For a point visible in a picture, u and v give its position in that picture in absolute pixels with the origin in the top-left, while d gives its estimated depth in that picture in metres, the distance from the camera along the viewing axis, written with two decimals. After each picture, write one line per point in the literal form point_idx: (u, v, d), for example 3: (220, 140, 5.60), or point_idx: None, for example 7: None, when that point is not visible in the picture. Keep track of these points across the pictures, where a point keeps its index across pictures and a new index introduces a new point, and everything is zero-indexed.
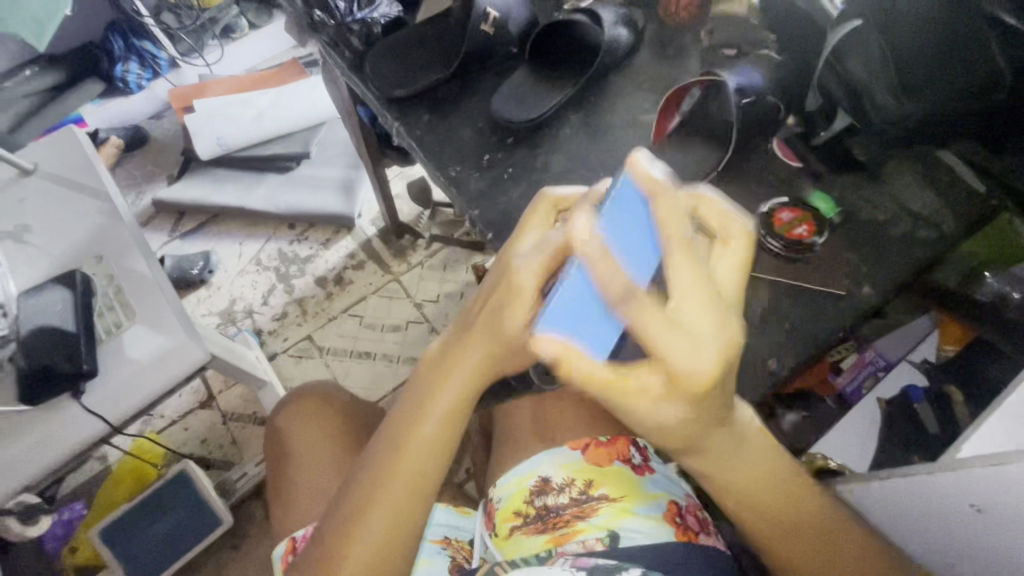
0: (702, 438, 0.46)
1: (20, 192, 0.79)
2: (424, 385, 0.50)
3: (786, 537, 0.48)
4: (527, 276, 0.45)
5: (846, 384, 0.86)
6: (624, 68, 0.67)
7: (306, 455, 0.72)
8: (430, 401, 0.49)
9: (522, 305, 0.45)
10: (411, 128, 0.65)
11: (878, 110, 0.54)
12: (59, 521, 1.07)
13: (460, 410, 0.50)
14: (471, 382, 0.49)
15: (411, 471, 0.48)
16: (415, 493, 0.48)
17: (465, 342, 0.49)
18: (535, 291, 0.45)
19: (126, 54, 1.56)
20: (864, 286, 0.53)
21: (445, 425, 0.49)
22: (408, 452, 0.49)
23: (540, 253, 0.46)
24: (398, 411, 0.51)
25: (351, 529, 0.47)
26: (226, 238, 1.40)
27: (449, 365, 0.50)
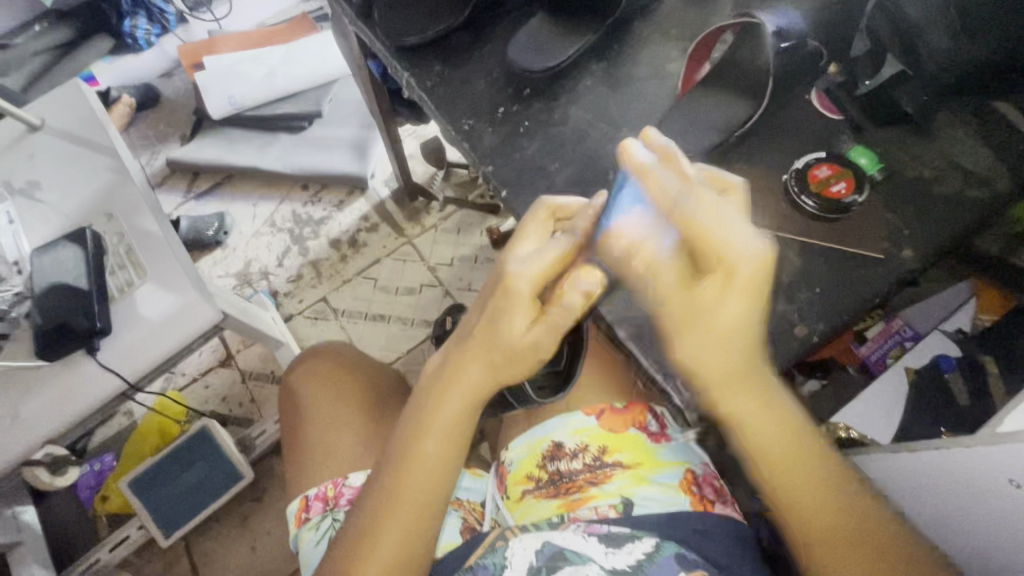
0: (733, 384, 0.44)
1: (30, 148, 0.78)
2: (425, 401, 0.51)
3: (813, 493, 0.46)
4: (521, 282, 0.47)
5: (869, 353, 0.83)
6: (650, 12, 0.62)
7: (317, 421, 0.72)
8: (431, 418, 0.50)
9: (521, 309, 0.47)
10: (422, 79, 0.62)
11: (934, 55, 0.49)
12: (92, 472, 1.11)
13: (462, 423, 0.50)
14: (470, 398, 0.49)
15: (419, 482, 0.50)
16: (423, 502, 0.50)
17: (465, 355, 0.49)
18: (530, 297, 0.47)
19: (134, 8, 1.51)
20: (905, 249, 0.50)
21: (447, 436, 0.50)
22: (415, 462, 0.50)
23: (537, 259, 0.48)
24: (403, 424, 0.52)
25: (368, 532, 0.49)
26: (240, 199, 1.39)
27: (449, 380, 0.50)
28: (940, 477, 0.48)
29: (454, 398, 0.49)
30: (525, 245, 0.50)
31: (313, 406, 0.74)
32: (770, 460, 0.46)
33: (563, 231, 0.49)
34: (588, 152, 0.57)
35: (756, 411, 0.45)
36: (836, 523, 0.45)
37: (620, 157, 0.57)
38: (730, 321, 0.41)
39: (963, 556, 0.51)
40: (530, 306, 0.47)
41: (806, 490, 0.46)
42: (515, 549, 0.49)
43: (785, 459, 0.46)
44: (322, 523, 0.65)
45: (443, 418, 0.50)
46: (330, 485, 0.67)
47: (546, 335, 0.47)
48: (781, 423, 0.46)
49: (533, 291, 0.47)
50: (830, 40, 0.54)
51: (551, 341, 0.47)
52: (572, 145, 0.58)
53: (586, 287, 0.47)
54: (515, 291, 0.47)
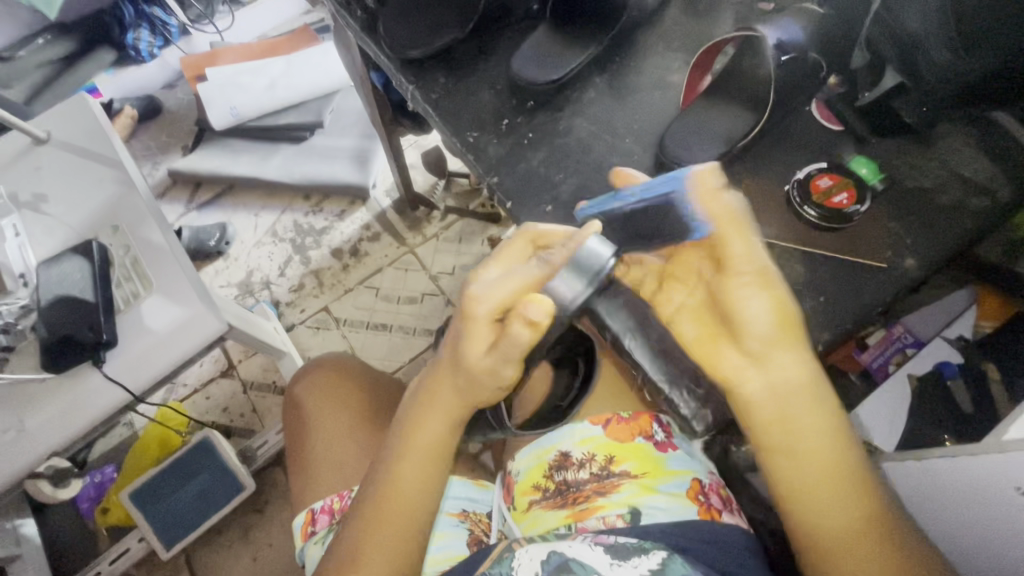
0: (775, 359, 0.43)
1: (36, 161, 0.78)
2: (408, 419, 0.52)
3: (821, 490, 0.43)
4: (481, 306, 0.46)
5: (871, 360, 0.83)
6: (652, 24, 0.63)
7: (313, 435, 0.73)
8: (413, 436, 0.51)
9: (477, 334, 0.46)
10: (427, 92, 0.63)
11: (933, 66, 0.49)
12: (92, 484, 1.10)
13: (444, 442, 0.51)
14: (444, 425, 0.50)
15: (401, 513, 0.50)
16: (406, 521, 0.50)
17: (439, 378, 0.50)
18: (489, 318, 0.46)
19: (137, 21, 1.52)
20: (908, 258, 0.50)
21: (429, 456, 0.50)
22: (399, 478, 0.50)
23: (502, 284, 0.47)
24: (388, 440, 0.53)
25: (353, 559, 0.49)
26: (241, 209, 1.40)
27: (429, 398, 0.51)
28: (947, 484, 0.48)
29: (429, 426, 0.50)
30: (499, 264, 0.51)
31: (314, 424, 0.73)
32: (784, 451, 0.44)
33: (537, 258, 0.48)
34: (593, 163, 0.58)
35: (816, 423, 0.44)
36: (843, 515, 0.43)
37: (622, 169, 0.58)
38: (755, 312, 0.43)
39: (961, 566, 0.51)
40: (490, 325, 0.47)
41: (820, 483, 0.43)
42: (521, 560, 0.48)
43: (827, 484, 0.43)
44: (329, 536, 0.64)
45: (424, 436, 0.50)
46: (335, 497, 0.67)
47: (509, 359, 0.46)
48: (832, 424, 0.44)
49: (493, 314, 0.47)
50: (828, 49, 0.55)
51: (508, 367, 0.47)
52: (576, 156, 0.58)
53: (533, 317, 0.44)
54: (474, 312, 0.47)
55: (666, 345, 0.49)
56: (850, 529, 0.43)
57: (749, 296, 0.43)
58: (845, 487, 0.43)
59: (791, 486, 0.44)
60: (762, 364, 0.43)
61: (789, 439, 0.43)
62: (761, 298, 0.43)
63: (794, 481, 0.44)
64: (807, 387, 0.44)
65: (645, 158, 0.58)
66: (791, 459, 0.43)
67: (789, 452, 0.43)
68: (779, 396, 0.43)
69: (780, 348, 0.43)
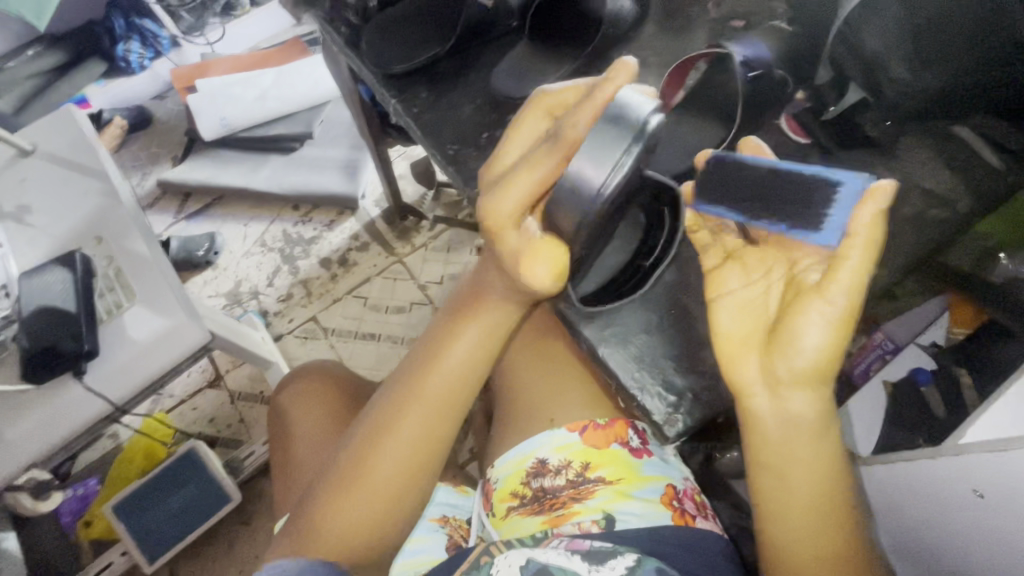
0: (798, 392, 0.43)
1: (22, 172, 0.79)
2: (442, 336, 0.57)
3: (801, 519, 0.45)
4: (502, 211, 0.48)
5: (854, 368, 0.86)
6: (630, 39, 0.64)
7: (314, 404, 0.75)
8: (444, 352, 0.56)
9: (508, 240, 0.50)
10: (409, 106, 0.64)
11: (893, 84, 0.52)
12: (75, 496, 1.10)
13: (471, 363, 0.56)
14: (479, 336, 0.56)
15: (425, 417, 0.55)
16: (429, 426, 0.55)
17: (474, 299, 0.57)
18: (514, 220, 0.49)
19: (127, 34, 1.54)
20: (872, 267, 0.52)
21: (457, 373, 0.56)
22: (428, 387, 0.55)
23: (515, 182, 0.48)
24: (421, 354, 0.58)
25: (370, 449, 0.54)
26: (230, 219, 1.40)
27: (464, 316, 0.57)
28: (910, 488, 0.49)
29: (465, 339, 0.56)
30: (525, 138, 0.51)
31: (311, 407, 0.75)
32: (773, 476, 0.45)
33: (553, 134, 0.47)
34: None
35: (816, 456, 0.44)
36: (813, 545, 0.45)
37: None
38: (809, 343, 0.41)
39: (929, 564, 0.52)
40: (518, 229, 0.50)
41: (802, 513, 0.45)
42: (500, 565, 0.49)
43: (808, 515, 0.45)
44: None
45: (455, 353, 0.56)
46: None
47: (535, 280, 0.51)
48: (831, 463, 0.44)
49: (516, 212, 0.48)
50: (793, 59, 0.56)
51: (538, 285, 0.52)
52: None
53: (551, 255, 0.46)
54: (501, 217, 0.49)
55: (640, 353, 0.50)
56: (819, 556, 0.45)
57: (810, 326, 0.41)
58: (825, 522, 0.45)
59: (771, 509, 0.46)
60: (778, 395, 0.43)
61: (780, 462, 0.45)
62: (820, 330, 0.41)
63: (774, 503, 0.45)
64: (822, 425, 0.44)
65: None
66: (779, 487, 0.45)
67: (780, 478, 0.45)
68: (787, 430, 0.44)
69: (805, 386, 0.42)
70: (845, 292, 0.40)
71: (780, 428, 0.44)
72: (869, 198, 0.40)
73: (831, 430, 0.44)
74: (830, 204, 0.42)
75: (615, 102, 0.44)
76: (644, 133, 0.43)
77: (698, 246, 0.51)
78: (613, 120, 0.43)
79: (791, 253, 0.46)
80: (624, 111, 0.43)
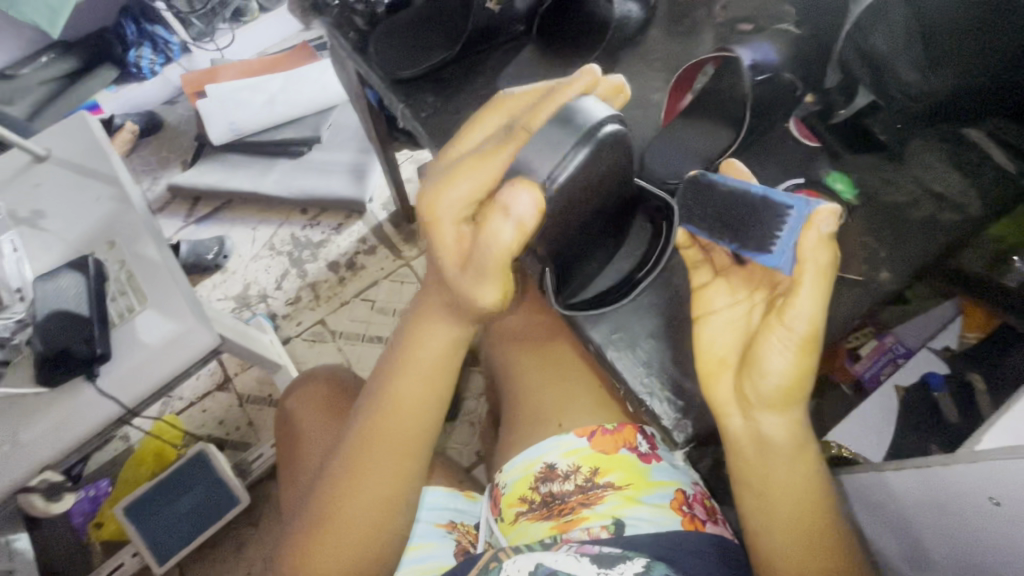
0: (771, 413, 0.44)
1: (36, 178, 0.80)
2: (398, 356, 0.55)
3: (786, 531, 0.46)
4: (444, 211, 0.46)
5: (863, 371, 0.83)
6: (636, 44, 0.65)
7: (310, 413, 0.75)
8: (403, 372, 0.54)
9: (444, 236, 0.47)
10: (416, 111, 0.64)
11: (902, 87, 0.51)
12: (86, 498, 1.11)
13: (433, 378, 0.54)
14: (439, 350, 0.54)
15: (389, 451, 0.54)
16: (399, 449, 0.54)
17: (428, 312, 0.54)
18: (454, 216, 0.46)
19: (139, 40, 1.56)
20: (882, 270, 0.51)
21: (420, 393, 0.54)
22: (392, 411, 0.54)
23: (457, 177, 0.45)
24: (380, 375, 0.56)
25: (345, 482, 0.54)
26: (238, 223, 1.41)
27: (422, 332, 0.54)
28: (922, 495, 0.48)
29: (421, 366, 0.54)
30: (477, 138, 0.48)
31: (305, 421, 0.75)
32: (757, 489, 0.47)
33: (504, 130, 0.46)
34: None
35: (794, 470, 0.46)
36: (801, 557, 0.46)
37: None
38: (774, 373, 0.42)
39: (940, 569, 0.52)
40: (456, 225, 0.46)
41: (787, 525, 0.46)
42: (509, 570, 0.50)
43: (794, 528, 0.46)
44: None
45: (415, 372, 0.54)
46: None
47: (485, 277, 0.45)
48: (811, 477, 0.46)
49: (459, 211, 0.46)
50: (801, 62, 0.54)
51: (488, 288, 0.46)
52: None
53: (517, 215, 0.41)
54: (438, 214, 0.46)
55: (647, 356, 0.50)
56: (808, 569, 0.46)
57: (771, 356, 0.42)
58: (810, 535, 0.46)
59: (758, 522, 0.47)
60: (749, 414, 0.45)
61: (760, 479, 0.46)
62: (781, 358, 0.42)
63: (760, 516, 0.47)
64: (796, 441, 0.45)
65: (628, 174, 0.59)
66: (762, 498, 0.47)
67: (761, 491, 0.47)
68: (761, 448, 0.46)
69: (773, 409, 0.44)
70: (806, 321, 0.41)
71: (752, 446, 0.46)
72: (812, 223, 0.40)
73: (806, 444, 0.46)
74: (781, 229, 0.42)
75: (568, 104, 0.44)
76: (593, 135, 0.43)
77: (688, 263, 0.50)
78: (564, 117, 0.43)
79: (773, 277, 0.46)
80: (576, 113, 0.43)
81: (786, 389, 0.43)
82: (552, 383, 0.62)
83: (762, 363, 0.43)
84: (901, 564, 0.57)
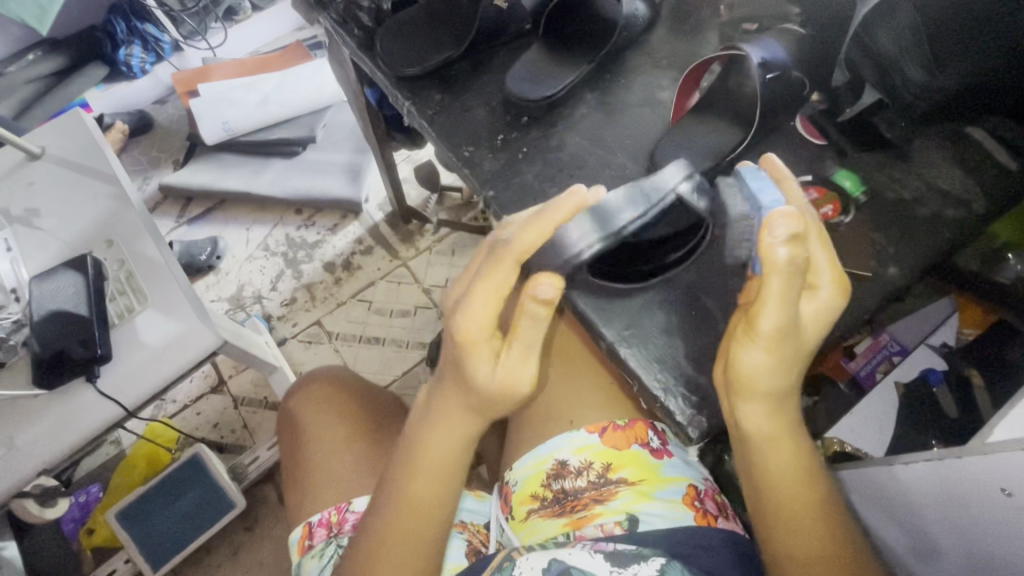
0: (760, 402, 0.44)
1: (30, 175, 0.78)
2: (421, 432, 0.52)
3: (783, 509, 0.47)
4: (470, 327, 0.45)
5: (858, 368, 0.86)
6: (641, 43, 0.65)
7: (314, 444, 0.72)
8: (426, 448, 0.51)
9: (470, 345, 0.45)
10: (423, 108, 0.64)
11: (909, 84, 0.52)
12: (77, 504, 1.08)
13: (454, 456, 0.51)
14: (454, 434, 0.51)
15: (413, 529, 0.51)
16: (420, 530, 0.51)
17: (444, 392, 0.50)
18: (484, 334, 0.45)
19: (129, 37, 1.53)
20: (890, 266, 0.52)
21: (441, 471, 0.51)
22: (418, 488, 0.51)
23: (476, 292, 0.44)
24: (400, 452, 0.53)
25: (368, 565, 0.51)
26: (232, 223, 1.40)
27: (439, 413, 0.51)
28: (933, 489, 0.49)
29: (440, 446, 0.51)
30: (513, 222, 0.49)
31: (309, 434, 0.73)
32: (756, 471, 0.47)
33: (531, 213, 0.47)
34: (586, 177, 0.59)
35: (782, 452, 0.46)
36: (800, 536, 0.46)
37: (615, 180, 0.59)
38: (749, 368, 0.43)
39: (943, 557, 0.53)
40: (486, 342, 0.45)
41: (789, 504, 0.47)
42: (522, 567, 0.49)
43: (789, 506, 0.47)
44: (325, 550, 0.64)
45: (437, 449, 0.51)
46: (334, 510, 0.67)
47: (515, 367, 0.46)
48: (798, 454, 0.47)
49: (483, 327, 0.45)
50: (811, 64, 0.56)
51: (520, 370, 0.46)
52: (570, 170, 0.60)
53: (544, 295, 0.42)
54: (471, 336, 0.45)
55: (659, 351, 0.50)
56: (809, 548, 0.46)
57: (748, 352, 0.42)
58: (809, 512, 0.47)
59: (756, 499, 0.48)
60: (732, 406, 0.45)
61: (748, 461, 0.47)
62: (760, 355, 0.42)
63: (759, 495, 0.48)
64: (779, 425, 0.46)
65: (636, 171, 0.59)
66: (759, 477, 0.47)
67: (762, 475, 0.47)
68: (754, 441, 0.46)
69: (755, 399, 0.44)
70: (771, 319, 0.41)
71: (740, 439, 0.46)
72: (764, 228, 0.40)
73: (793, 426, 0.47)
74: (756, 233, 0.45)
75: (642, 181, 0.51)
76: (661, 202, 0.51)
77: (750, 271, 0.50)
78: (598, 218, 0.49)
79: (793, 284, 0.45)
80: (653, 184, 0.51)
81: (769, 377, 0.43)
82: (562, 382, 0.62)
83: (737, 360, 0.43)
84: (910, 558, 0.58)
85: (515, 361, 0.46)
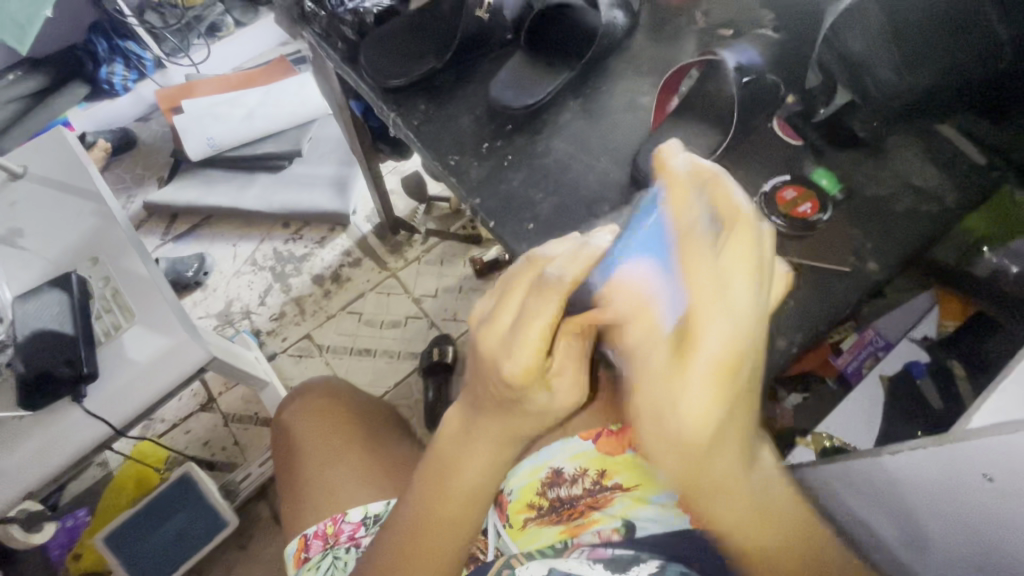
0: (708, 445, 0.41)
1: (12, 195, 0.78)
2: (454, 449, 0.49)
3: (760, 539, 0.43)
4: (529, 358, 0.42)
5: (846, 364, 0.87)
6: (622, 50, 0.66)
7: (317, 458, 0.71)
8: (461, 466, 0.49)
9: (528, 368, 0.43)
10: (408, 119, 0.65)
11: (879, 85, 0.54)
12: (64, 529, 1.06)
13: (489, 478, 0.49)
14: (490, 453, 0.49)
15: (436, 545, 0.49)
16: (445, 546, 0.49)
17: (484, 414, 0.48)
18: (537, 363, 0.43)
19: (111, 56, 1.53)
20: (870, 262, 0.53)
21: (473, 492, 0.49)
22: (447, 504, 0.49)
23: (529, 325, 0.42)
24: (430, 464, 0.50)
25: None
26: (219, 239, 1.39)
27: (475, 432, 0.49)
28: (921, 478, 0.50)
29: (474, 466, 0.49)
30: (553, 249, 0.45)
31: (311, 445, 0.72)
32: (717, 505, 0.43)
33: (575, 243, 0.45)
34: (569, 182, 0.60)
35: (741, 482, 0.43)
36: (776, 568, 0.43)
37: (598, 185, 0.60)
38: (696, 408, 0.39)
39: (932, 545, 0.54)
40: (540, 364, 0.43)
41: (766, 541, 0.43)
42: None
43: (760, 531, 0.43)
44: (321, 562, 0.64)
45: (474, 465, 0.48)
46: (329, 522, 0.66)
47: (569, 388, 0.47)
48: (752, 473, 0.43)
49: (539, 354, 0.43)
50: (785, 67, 0.57)
51: (572, 388, 0.47)
52: (555, 175, 0.60)
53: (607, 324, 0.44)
54: (532, 369, 0.43)
55: None
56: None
57: (689, 392, 0.39)
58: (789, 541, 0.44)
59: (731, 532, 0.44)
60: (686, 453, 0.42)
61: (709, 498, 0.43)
62: (703, 396, 0.39)
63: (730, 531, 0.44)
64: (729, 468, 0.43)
65: (620, 175, 0.60)
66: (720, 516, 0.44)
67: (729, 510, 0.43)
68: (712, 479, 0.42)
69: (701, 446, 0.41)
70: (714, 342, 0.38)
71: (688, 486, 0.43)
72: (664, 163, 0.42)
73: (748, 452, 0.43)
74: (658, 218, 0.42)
75: None
76: None
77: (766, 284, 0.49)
78: None
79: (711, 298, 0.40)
80: None
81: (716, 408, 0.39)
82: None
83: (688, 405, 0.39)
84: (901, 547, 0.59)
85: (564, 382, 0.47)
